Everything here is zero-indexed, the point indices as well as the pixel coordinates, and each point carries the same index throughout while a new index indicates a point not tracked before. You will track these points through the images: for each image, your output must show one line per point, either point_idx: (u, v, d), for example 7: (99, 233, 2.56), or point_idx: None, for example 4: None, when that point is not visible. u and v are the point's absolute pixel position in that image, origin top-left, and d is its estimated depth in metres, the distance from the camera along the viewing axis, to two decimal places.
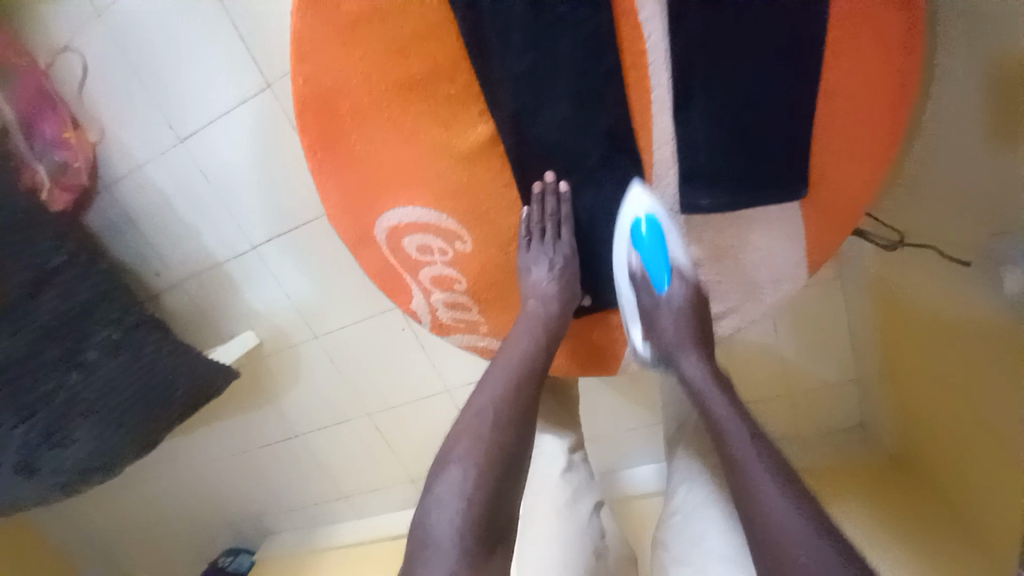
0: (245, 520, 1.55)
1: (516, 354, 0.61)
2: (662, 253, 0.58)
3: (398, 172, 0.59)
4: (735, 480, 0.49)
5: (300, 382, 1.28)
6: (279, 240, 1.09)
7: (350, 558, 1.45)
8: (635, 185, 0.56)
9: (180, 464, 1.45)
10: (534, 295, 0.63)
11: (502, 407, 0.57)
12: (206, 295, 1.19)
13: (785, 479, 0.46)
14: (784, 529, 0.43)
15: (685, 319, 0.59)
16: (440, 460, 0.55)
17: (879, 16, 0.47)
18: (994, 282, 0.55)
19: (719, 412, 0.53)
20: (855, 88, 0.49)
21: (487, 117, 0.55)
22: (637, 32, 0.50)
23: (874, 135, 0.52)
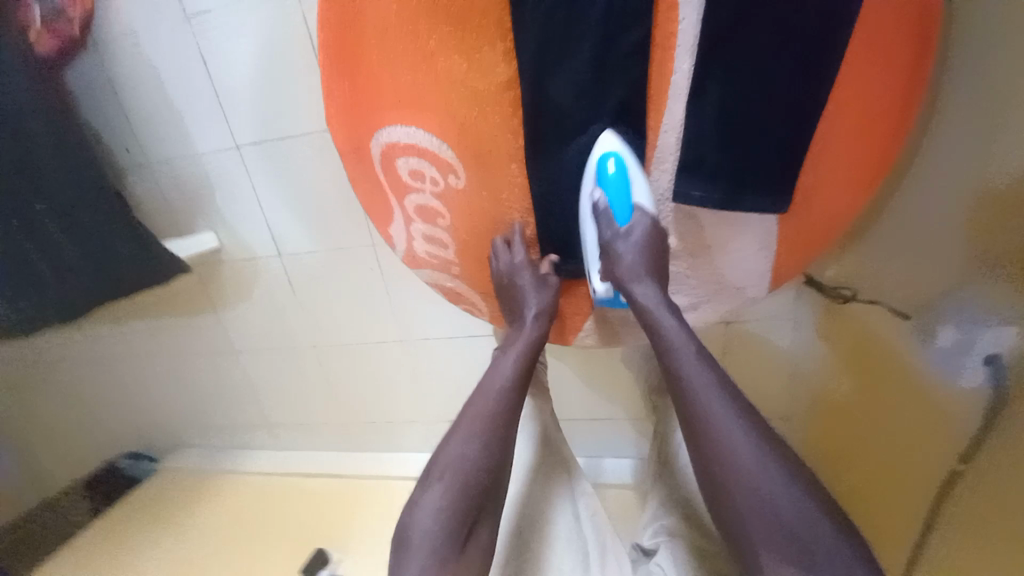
0: (158, 426, 1.50)
1: (497, 384, 0.64)
2: (626, 195, 0.58)
3: (409, 91, 0.58)
4: (706, 437, 0.54)
5: (251, 298, 1.25)
6: (266, 147, 1.05)
7: (259, 486, 1.42)
8: (607, 128, 0.56)
9: (101, 354, 1.39)
10: (523, 317, 0.67)
11: (484, 437, 0.61)
12: (174, 185, 1.13)
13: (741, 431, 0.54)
14: (756, 474, 0.52)
15: (646, 254, 0.59)
16: (427, 473, 0.62)
17: (881, 64, 0.52)
18: (929, 334, 0.65)
19: (684, 364, 0.57)
20: (846, 119, 0.54)
21: (510, 58, 0.54)
22: (672, 12, 0.50)
23: (851, 170, 0.57)
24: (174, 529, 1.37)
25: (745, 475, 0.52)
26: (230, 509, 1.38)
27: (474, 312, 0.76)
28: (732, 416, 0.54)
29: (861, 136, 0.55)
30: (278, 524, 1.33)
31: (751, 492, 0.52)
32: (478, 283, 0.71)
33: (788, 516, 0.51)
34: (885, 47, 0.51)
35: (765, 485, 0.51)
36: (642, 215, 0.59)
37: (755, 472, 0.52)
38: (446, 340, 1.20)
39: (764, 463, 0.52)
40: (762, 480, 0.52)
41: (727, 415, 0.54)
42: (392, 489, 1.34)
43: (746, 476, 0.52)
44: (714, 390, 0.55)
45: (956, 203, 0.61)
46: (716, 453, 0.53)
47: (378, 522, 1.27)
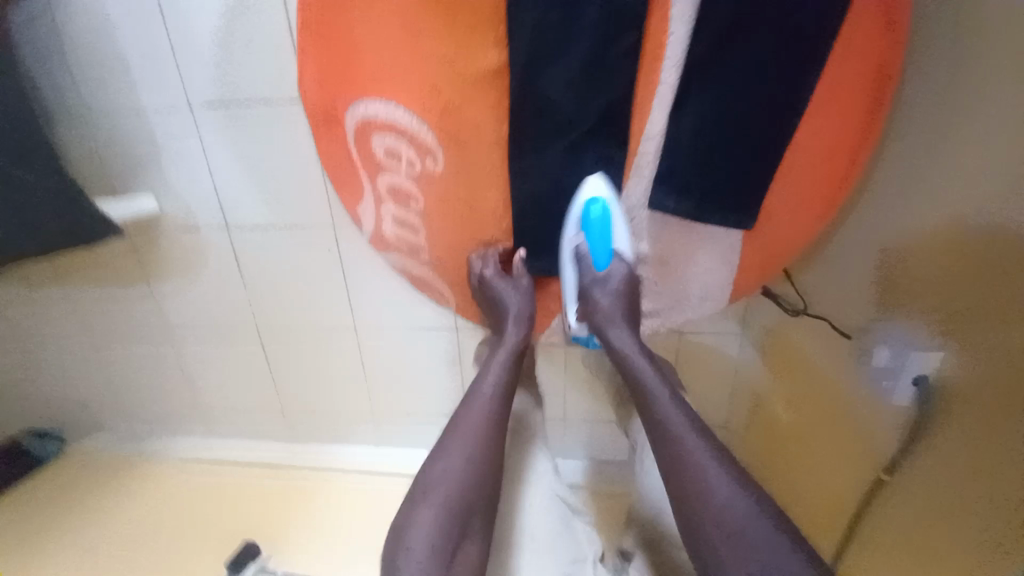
0: (70, 406, 1.36)
1: (486, 393, 0.60)
2: (608, 238, 0.60)
3: (392, 68, 0.55)
4: (663, 436, 0.55)
5: (191, 273, 1.15)
6: (223, 111, 0.98)
7: (184, 476, 1.32)
8: (594, 173, 0.58)
9: (10, 322, 1.24)
10: (506, 320, 0.64)
11: (478, 446, 0.56)
12: (111, 140, 1.03)
13: (714, 465, 0.52)
14: (705, 475, 0.52)
15: (620, 297, 0.62)
16: (412, 501, 0.54)
17: (851, 96, 0.54)
18: (867, 348, 0.71)
19: (656, 391, 0.57)
20: (814, 145, 0.56)
21: (500, 47, 0.52)
22: (663, 24, 0.50)
23: (817, 191, 0.59)
24: (81, 518, 1.25)
25: (695, 475, 0.52)
26: (148, 498, 1.28)
27: (440, 300, 0.73)
28: (683, 420, 0.55)
29: (825, 167, 0.58)
30: (204, 516, 1.24)
31: (696, 494, 0.51)
32: (447, 271, 0.68)
33: (734, 523, 0.50)
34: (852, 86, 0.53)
35: (709, 488, 0.51)
36: (620, 261, 0.62)
37: (703, 473, 0.52)
38: (403, 332, 1.17)
39: (711, 466, 0.52)
40: (710, 481, 0.51)
41: (677, 416, 0.56)
42: (333, 483, 1.29)
43: (694, 476, 0.52)
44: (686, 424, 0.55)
45: (905, 226, 0.67)
46: (670, 453, 0.54)
47: (315, 517, 1.22)
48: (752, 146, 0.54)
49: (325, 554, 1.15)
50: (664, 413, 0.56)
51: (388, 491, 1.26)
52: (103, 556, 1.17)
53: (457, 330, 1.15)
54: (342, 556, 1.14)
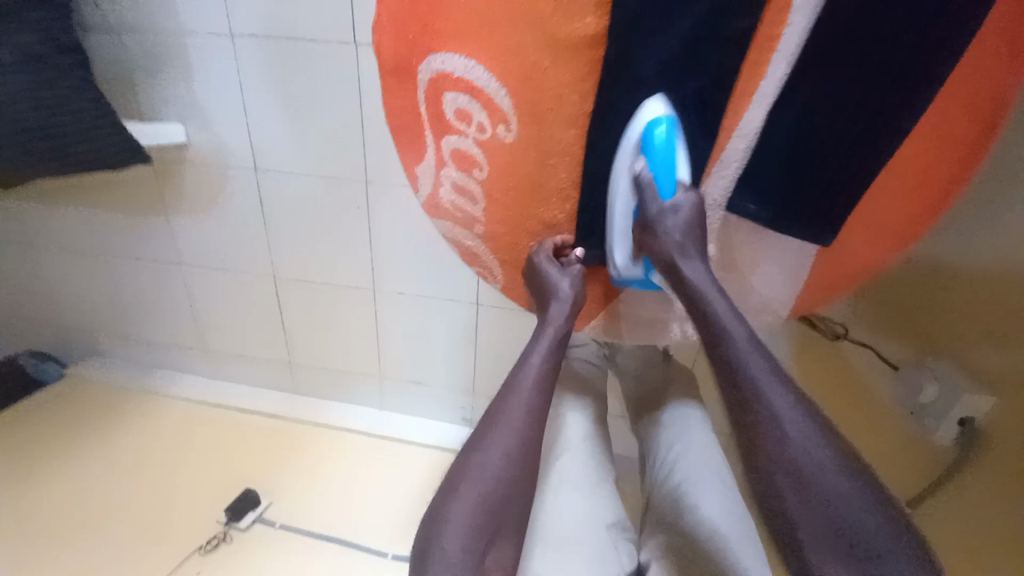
0: (77, 328, 1.35)
1: (526, 390, 0.55)
2: (671, 166, 0.52)
3: (479, 19, 0.51)
4: (742, 385, 0.46)
5: (212, 211, 1.12)
6: (265, 44, 0.93)
7: (183, 414, 1.31)
8: (655, 95, 0.50)
9: (24, 237, 1.22)
10: (554, 305, 0.59)
11: (519, 442, 0.52)
12: (144, 59, 0.97)
13: (807, 421, 0.44)
14: (785, 424, 0.44)
15: (692, 230, 0.52)
16: (449, 485, 0.52)
17: (958, 118, 0.49)
18: (924, 383, 0.65)
19: (734, 340, 0.48)
20: (909, 167, 0.51)
21: (598, 14, 0.47)
22: (780, 15, 0.45)
23: (903, 210, 0.55)
24: (79, 444, 1.24)
25: (772, 424, 0.44)
26: (147, 432, 1.27)
27: (486, 275, 0.71)
28: (763, 365, 0.47)
29: (909, 190, 0.53)
30: (200, 457, 1.23)
31: (772, 437, 0.44)
32: (499, 249, 0.65)
33: (809, 476, 0.43)
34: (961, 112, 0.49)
35: (789, 432, 0.44)
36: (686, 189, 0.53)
37: (781, 421, 0.44)
38: (422, 300, 1.15)
39: (794, 414, 0.45)
40: (788, 432, 0.44)
41: (761, 364, 0.47)
42: (332, 441, 1.28)
43: (772, 426, 0.44)
44: (771, 376, 0.46)
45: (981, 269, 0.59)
46: (744, 402, 0.46)
47: (313, 472, 1.22)
48: (849, 162, 0.50)
49: (321, 510, 1.15)
50: (743, 362, 0.47)
51: (387, 456, 1.26)
52: (99, 484, 1.16)
53: (478, 306, 1.13)
54: (337, 514, 1.15)
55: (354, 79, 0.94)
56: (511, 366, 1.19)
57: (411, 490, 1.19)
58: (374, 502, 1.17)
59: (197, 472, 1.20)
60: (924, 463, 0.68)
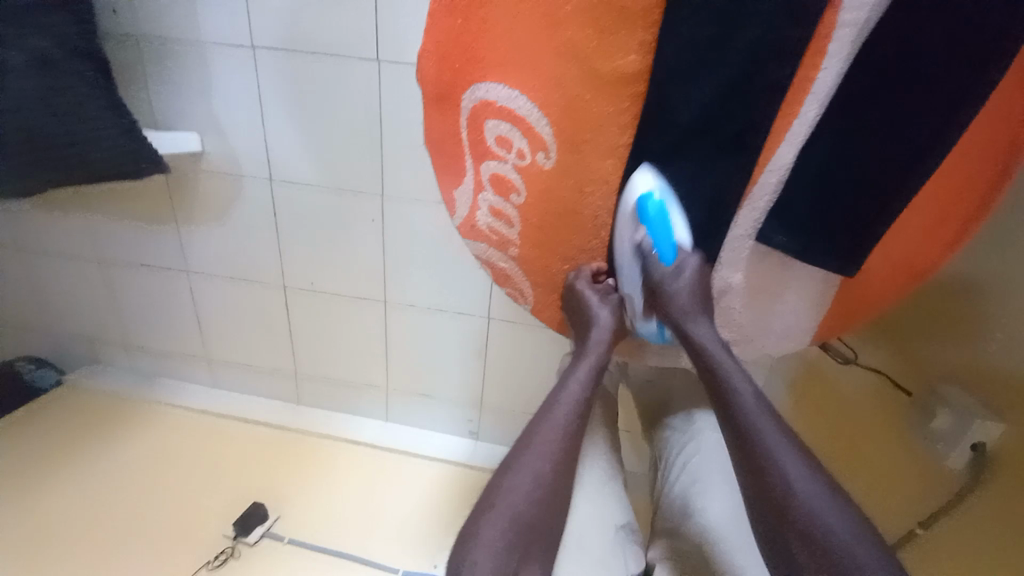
0: (77, 334, 1.33)
1: (560, 415, 0.56)
2: (669, 233, 0.56)
3: (523, 52, 0.53)
4: (750, 447, 0.50)
5: (223, 220, 1.11)
6: (286, 57, 0.93)
7: (185, 425, 1.29)
8: (642, 166, 0.54)
9: (27, 242, 1.20)
10: (593, 333, 0.61)
11: (550, 466, 0.53)
12: (161, 69, 0.97)
13: (811, 473, 0.48)
14: (793, 485, 0.48)
15: (698, 292, 0.57)
16: (482, 503, 0.52)
17: (979, 162, 0.51)
18: (926, 412, 0.70)
19: (742, 394, 0.53)
20: (927, 205, 0.54)
21: (644, 52, 0.49)
22: (816, 58, 0.45)
23: (917, 244, 0.57)
24: (78, 455, 1.22)
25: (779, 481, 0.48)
26: (149, 444, 1.25)
27: (516, 297, 0.73)
28: (775, 429, 0.51)
29: (927, 228, 0.56)
30: (202, 468, 1.21)
31: (778, 497, 0.48)
32: (531, 271, 0.67)
33: (812, 524, 0.46)
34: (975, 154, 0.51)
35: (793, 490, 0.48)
36: (688, 253, 0.57)
37: (790, 485, 0.48)
38: (433, 313, 1.15)
39: (800, 475, 0.48)
40: (794, 481, 0.48)
41: (768, 425, 0.51)
42: (337, 454, 1.27)
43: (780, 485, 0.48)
44: (777, 430, 0.51)
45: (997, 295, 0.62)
46: (751, 462, 0.50)
47: (319, 485, 1.20)
48: (880, 199, 0.50)
49: (328, 524, 1.14)
50: (751, 423, 0.51)
51: (393, 468, 1.25)
52: (100, 498, 1.14)
53: (489, 320, 1.13)
54: (344, 527, 1.14)
55: (374, 94, 0.94)
56: (521, 380, 1.19)
57: (419, 503, 1.19)
58: (381, 516, 1.16)
59: (201, 485, 1.18)
60: (927, 492, 0.72)
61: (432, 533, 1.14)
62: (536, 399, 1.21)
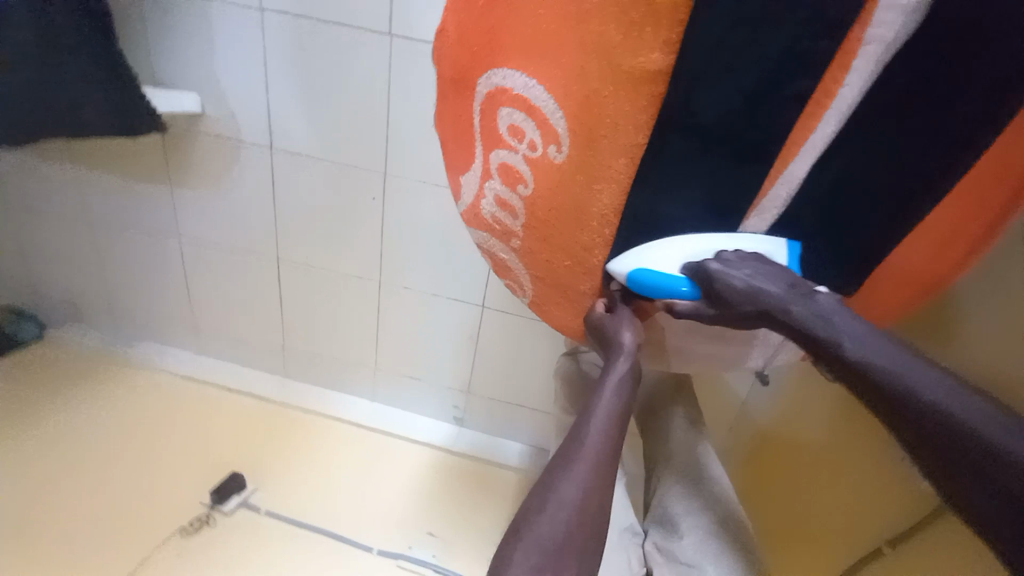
0: (60, 289, 1.31)
1: (592, 442, 0.55)
2: (676, 278, 0.55)
3: (544, 42, 0.53)
4: (897, 404, 0.43)
5: (220, 186, 1.09)
6: (295, 23, 0.90)
7: (167, 390, 1.28)
8: (611, 264, 0.58)
9: (15, 192, 1.18)
10: (615, 361, 0.60)
11: (581, 492, 0.52)
12: (163, 23, 0.94)
13: (989, 419, 0.40)
14: (966, 432, 0.40)
15: (770, 280, 0.50)
16: (511, 539, 0.52)
17: (1001, 177, 0.49)
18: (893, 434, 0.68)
19: (878, 354, 0.45)
20: (950, 218, 0.51)
21: (668, 51, 0.47)
22: (841, 74, 0.45)
23: (938, 257, 0.55)
24: (53, 410, 1.20)
25: (949, 420, 0.41)
26: (128, 406, 1.23)
27: (515, 289, 0.72)
28: (920, 374, 0.43)
29: (948, 241, 0.53)
30: (180, 433, 1.20)
31: (946, 444, 0.41)
32: (534, 265, 0.65)
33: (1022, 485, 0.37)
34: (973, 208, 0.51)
35: (963, 420, 0.40)
36: (706, 266, 0.53)
37: (962, 438, 0.40)
38: (426, 296, 1.15)
39: (957, 400, 0.41)
40: (972, 434, 0.40)
41: (912, 370, 0.43)
42: (321, 429, 1.26)
43: (942, 420, 0.41)
44: (929, 378, 0.42)
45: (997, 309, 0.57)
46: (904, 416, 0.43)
47: (299, 460, 1.20)
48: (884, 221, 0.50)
49: (306, 497, 1.14)
50: (887, 371, 0.43)
51: (376, 447, 1.25)
52: (75, 457, 1.13)
53: (483, 307, 1.13)
54: (323, 502, 1.14)
55: (383, 70, 0.92)
56: (512, 370, 1.20)
57: (399, 484, 1.19)
58: (359, 494, 1.16)
59: (179, 450, 1.18)
60: (879, 508, 0.68)
61: (410, 514, 1.15)
62: (525, 389, 1.21)
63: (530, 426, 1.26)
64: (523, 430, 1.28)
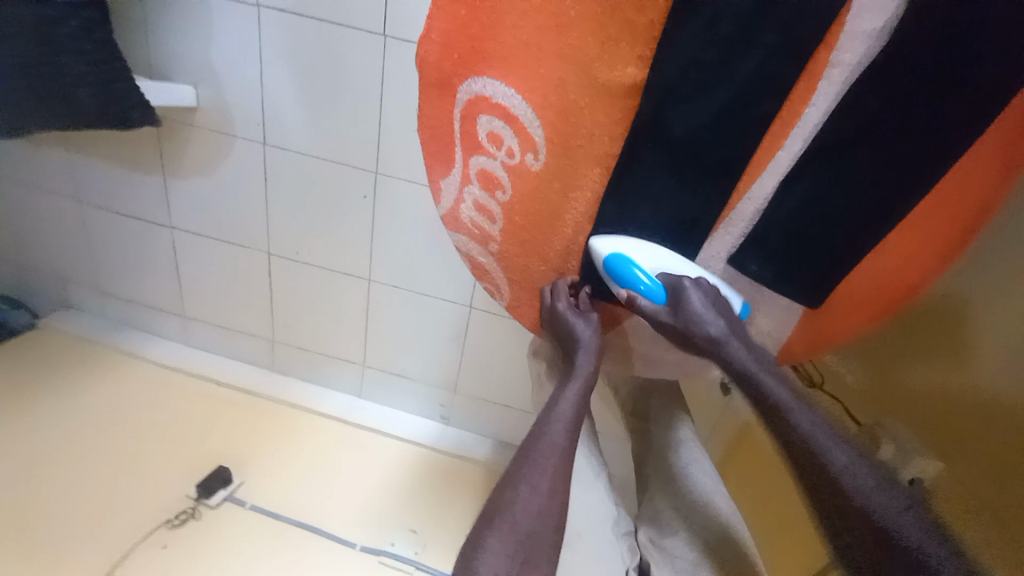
0: (52, 276, 1.32)
1: (558, 439, 0.58)
2: (646, 275, 0.57)
3: (526, 55, 0.54)
4: (802, 445, 0.51)
5: (213, 179, 1.10)
6: (292, 20, 0.92)
7: (155, 381, 1.29)
8: (594, 237, 0.59)
9: (9, 179, 1.19)
10: (580, 349, 0.64)
11: (550, 477, 0.55)
12: (162, 17, 0.95)
13: (863, 464, 0.50)
14: (847, 479, 0.49)
15: (713, 308, 0.56)
16: (480, 527, 0.53)
17: (975, 180, 0.48)
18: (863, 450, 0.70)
19: (791, 407, 0.53)
20: (928, 223, 0.50)
21: (642, 67, 0.50)
22: (806, 94, 0.46)
23: (916, 264, 0.53)
24: (42, 397, 1.21)
25: (841, 472, 0.49)
26: (118, 394, 1.25)
27: (493, 292, 0.73)
28: (819, 425, 0.52)
29: (925, 247, 0.52)
30: (167, 423, 1.22)
31: (831, 483, 0.49)
32: (510, 268, 0.67)
33: (881, 520, 0.47)
34: (952, 206, 0.49)
35: (853, 490, 0.49)
36: (677, 281, 0.57)
37: (840, 474, 0.49)
38: (414, 295, 1.16)
39: (856, 472, 0.49)
40: (855, 476, 0.49)
41: (816, 423, 0.52)
42: (306, 424, 1.28)
43: (839, 486, 0.49)
44: (826, 430, 0.51)
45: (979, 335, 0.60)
46: (807, 456, 0.51)
47: (284, 455, 1.21)
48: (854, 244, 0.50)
49: (293, 492, 1.16)
50: (796, 420, 0.52)
51: (362, 442, 1.27)
52: (62, 444, 1.14)
53: (470, 308, 1.14)
54: (307, 498, 1.15)
55: (377, 71, 0.93)
56: (498, 371, 1.21)
57: (384, 480, 1.21)
58: (345, 489, 1.18)
59: (164, 440, 1.19)
60: None
61: (394, 511, 1.16)
62: (510, 390, 1.23)
63: (512, 427, 1.28)
64: (508, 431, 1.29)
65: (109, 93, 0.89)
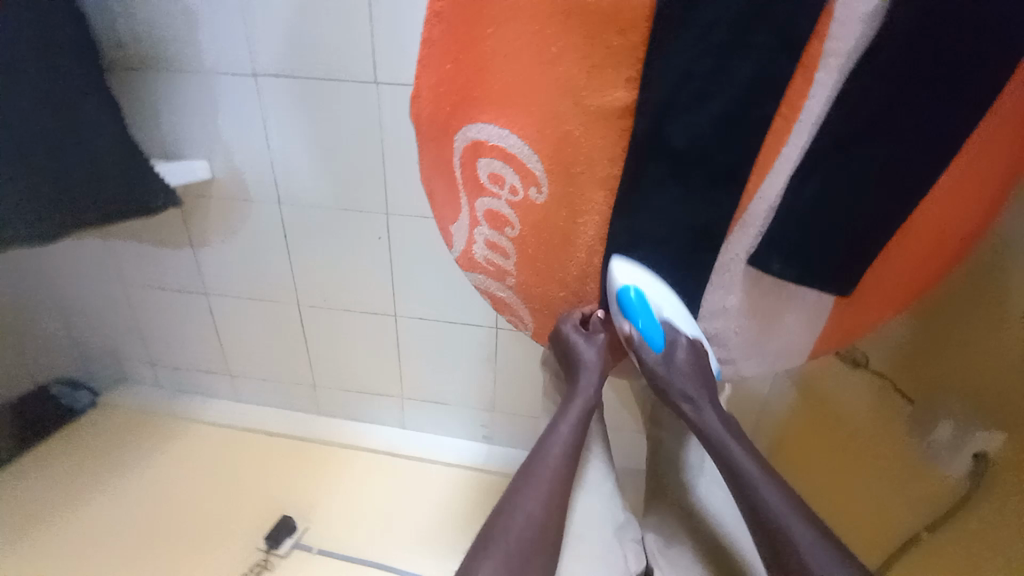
0: (104, 353, 1.40)
1: (551, 459, 0.62)
2: (652, 316, 0.59)
3: (515, 93, 0.55)
4: (763, 519, 0.55)
5: (236, 242, 1.15)
6: (288, 83, 0.95)
7: (209, 441, 1.35)
8: (616, 256, 0.58)
9: (54, 273, 1.27)
10: (583, 371, 0.68)
11: (543, 498, 0.59)
12: (168, 100, 1.01)
13: (816, 540, 0.53)
14: (804, 554, 0.52)
15: (693, 371, 0.61)
16: (480, 540, 0.56)
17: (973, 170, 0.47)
18: (916, 434, 0.71)
19: (759, 484, 0.56)
20: (932, 220, 0.50)
21: (632, 87, 0.49)
22: (803, 89, 0.44)
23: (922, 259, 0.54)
24: (110, 469, 1.29)
25: (789, 543, 0.53)
26: (178, 458, 1.32)
27: (517, 324, 0.76)
28: (783, 503, 0.55)
29: (929, 242, 0.52)
30: (227, 479, 1.28)
31: (786, 555, 0.53)
32: (530, 298, 0.68)
33: None
34: (953, 199, 0.49)
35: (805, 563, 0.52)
36: (678, 335, 0.60)
37: (799, 553, 0.52)
38: (440, 324, 1.18)
39: (815, 551, 0.52)
40: (805, 555, 0.52)
41: (779, 501, 0.55)
42: (355, 461, 1.32)
43: (793, 557, 0.53)
44: (789, 511, 0.55)
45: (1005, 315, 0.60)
46: (766, 527, 0.55)
47: (339, 495, 1.25)
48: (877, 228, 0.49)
49: (353, 530, 1.19)
50: (760, 496, 0.56)
51: (411, 473, 1.30)
52: (136, 511, 1.21)
53: (496, 329, 1.15)
54: (368, 533, 1.19)
55: (375, 117, 0.96)
56: (532, 386, 1.22)
57: (438, 507, 1.23)
58: (401, 520, 1.21)
59: (225, 495, 1.25)
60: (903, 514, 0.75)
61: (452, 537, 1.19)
62: None
63: None
64: None
65: (127, 175, 0.95)
